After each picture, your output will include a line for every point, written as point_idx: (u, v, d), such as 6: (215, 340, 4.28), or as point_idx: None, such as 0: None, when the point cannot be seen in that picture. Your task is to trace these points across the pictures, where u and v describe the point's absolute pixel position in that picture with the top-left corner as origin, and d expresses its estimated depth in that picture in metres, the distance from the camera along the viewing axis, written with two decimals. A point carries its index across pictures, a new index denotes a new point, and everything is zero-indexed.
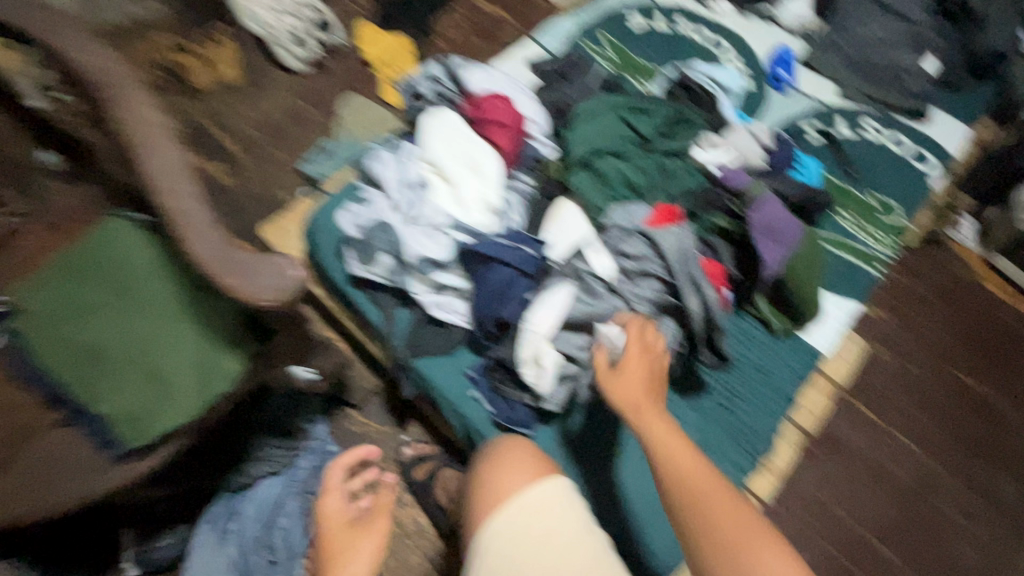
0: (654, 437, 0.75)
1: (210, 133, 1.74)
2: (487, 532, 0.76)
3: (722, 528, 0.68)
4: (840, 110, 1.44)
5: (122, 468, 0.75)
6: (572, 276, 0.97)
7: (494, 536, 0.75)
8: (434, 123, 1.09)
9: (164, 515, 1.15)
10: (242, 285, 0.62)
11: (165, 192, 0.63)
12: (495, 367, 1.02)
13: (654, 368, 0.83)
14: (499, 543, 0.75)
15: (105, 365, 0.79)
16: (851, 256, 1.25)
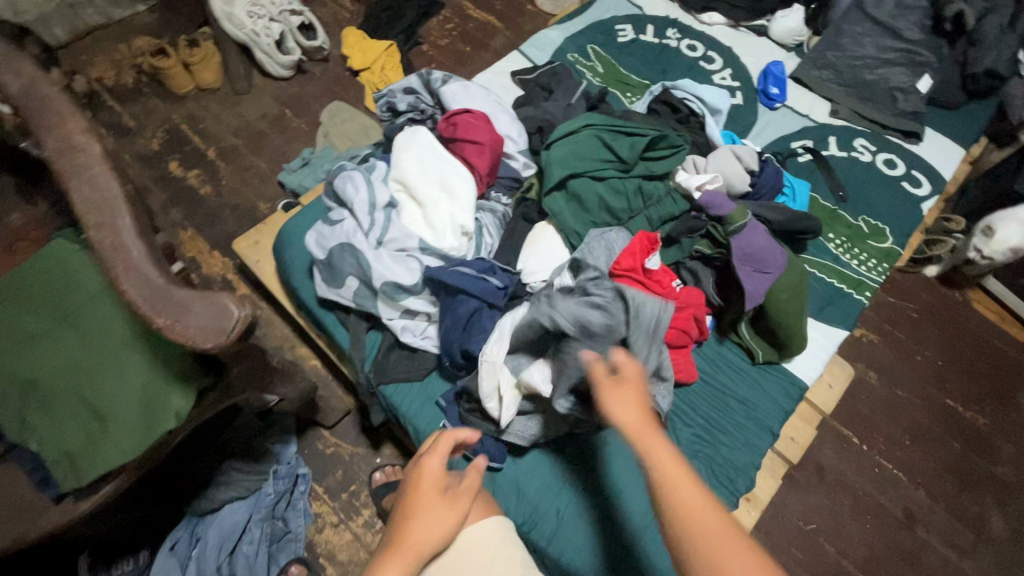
0: (660, 461, 0.62)
1: (189, 140, 1.71)
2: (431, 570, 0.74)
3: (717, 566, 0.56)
4: (832, 129, 1.41)
5: (59, 509, 0.72)
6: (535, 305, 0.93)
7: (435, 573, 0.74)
8: (407, 142, 1.05)
9: (123, 541, 1.11)
10: (175, 327, 0.58)
11: (93, 224, 0.59)
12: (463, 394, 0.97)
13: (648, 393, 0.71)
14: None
15: (42, 399, 0.75)
16: (839, 281, 1.21)
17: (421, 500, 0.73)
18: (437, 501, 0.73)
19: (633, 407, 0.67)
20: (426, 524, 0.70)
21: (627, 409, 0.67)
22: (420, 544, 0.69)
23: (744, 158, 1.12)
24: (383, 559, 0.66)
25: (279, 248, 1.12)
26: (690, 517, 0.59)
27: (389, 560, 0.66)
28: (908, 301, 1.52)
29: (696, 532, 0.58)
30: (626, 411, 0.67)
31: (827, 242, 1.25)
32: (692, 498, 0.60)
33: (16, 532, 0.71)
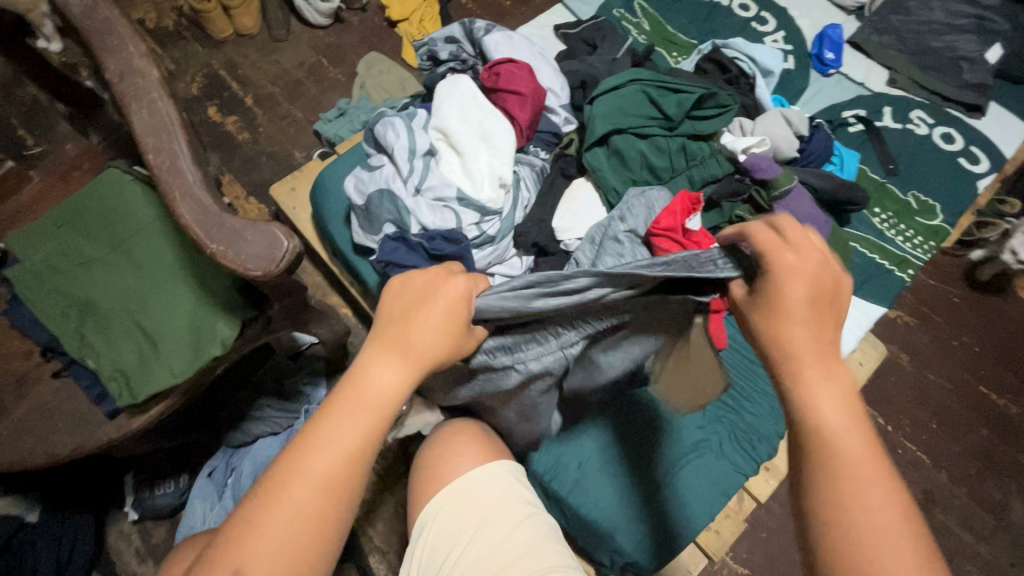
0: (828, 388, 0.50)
1: (227, 86, 1.72)
2: (425, 520, 0.73)
3: (857, 494, 0.47)
4: (887, 99, 1.34)
5: (114, 424, 0.77)
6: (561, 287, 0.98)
7: (429, 525, 0.73)
8: (449, 90, 1.04)
9: (163, 466, 1.17)
10: (228, 253, 0.59)
11: (151, 148, 0.60)
12: None
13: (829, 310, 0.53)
14: (436, 530, 0.72)
15: (100, 320, 0.79)
16: (881, 257, 1.18)
17: (418, 300, 0.60)
18: (439, 307, 0.59)
19: (808, 334, 0.51)
20: (422, 326, 0.58)
21: (795, 333, 0.51)
22: (425, 341, 0.57)
23: (793, 121, 1.08)
24: (377, 352, 0.57)
25: (316, 193, 1.13)
26: (844, 476, 0.47)
27: (383, 356, 0.57)
28: (950, 284, 1.47)
29: (848, 479, 0.47)
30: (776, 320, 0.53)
31: (872, 217, 1.21)
32: (865, 477, 0.47)
33: (75, 442, 0.75)
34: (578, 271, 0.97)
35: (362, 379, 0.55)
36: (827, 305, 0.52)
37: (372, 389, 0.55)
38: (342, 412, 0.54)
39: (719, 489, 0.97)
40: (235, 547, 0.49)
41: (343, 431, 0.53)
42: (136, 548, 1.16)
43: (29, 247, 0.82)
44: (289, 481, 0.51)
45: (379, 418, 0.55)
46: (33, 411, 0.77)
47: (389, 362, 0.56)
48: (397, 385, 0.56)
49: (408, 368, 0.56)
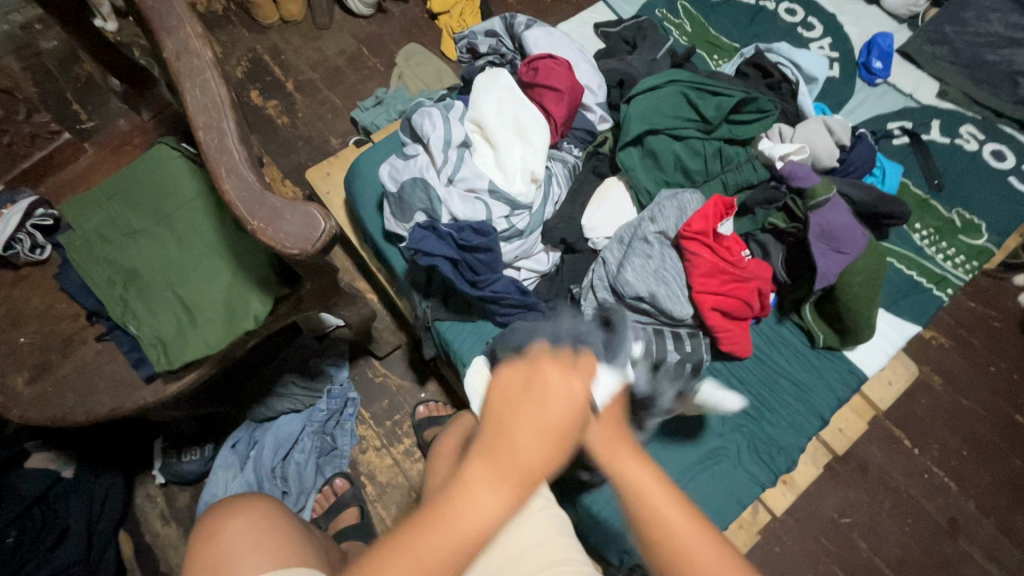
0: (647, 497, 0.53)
1: (270, 70, 1.76)
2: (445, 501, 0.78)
3: None
4: (936, 112, 1.30)
5: (150, 388, 0.80)
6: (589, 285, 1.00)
7: None
8: (487, 83, 1.05)
9: (191, 434, 1.22)
10: (268, 230, 0.61)
11: (202, 126, 0.63)
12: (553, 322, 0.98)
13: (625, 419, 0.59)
14: None
15: (142, 288, 0.83)
16: (920, 275, 1.14)
17: (529, 391, 0.52)
18: (550, 417, 0.50)
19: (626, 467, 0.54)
20: (524, 438, 0.49)
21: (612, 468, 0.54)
22: (525, 449, 0.49)
23: (835, 130, 1.05)
24: (476, 466, 0.49)
25: (350, 178, 1.16)
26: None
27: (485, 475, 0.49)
28: (990, 307, 1.42)
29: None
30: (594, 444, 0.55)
31: (912, 232, 1.17)
32: (714, 570, 0.50)
33: (114, 402, 0.80)
34: (604, 271, 0.98)
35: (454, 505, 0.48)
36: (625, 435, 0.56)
37: (461, 518, 0.48)
38: (420, 533, 0.48)
39: (734, 497, 0.96)
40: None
41: (423, 557, 0.47)
42: (160, 510, 1.21)
43: (81, 215, 0.86)
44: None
45: (463, 548, 0.48)
46: (76, 370, 0.81)
47: (491, 486, 0.48)
48: (494, 516, 0.48)
49: (505, 495, 0.48)
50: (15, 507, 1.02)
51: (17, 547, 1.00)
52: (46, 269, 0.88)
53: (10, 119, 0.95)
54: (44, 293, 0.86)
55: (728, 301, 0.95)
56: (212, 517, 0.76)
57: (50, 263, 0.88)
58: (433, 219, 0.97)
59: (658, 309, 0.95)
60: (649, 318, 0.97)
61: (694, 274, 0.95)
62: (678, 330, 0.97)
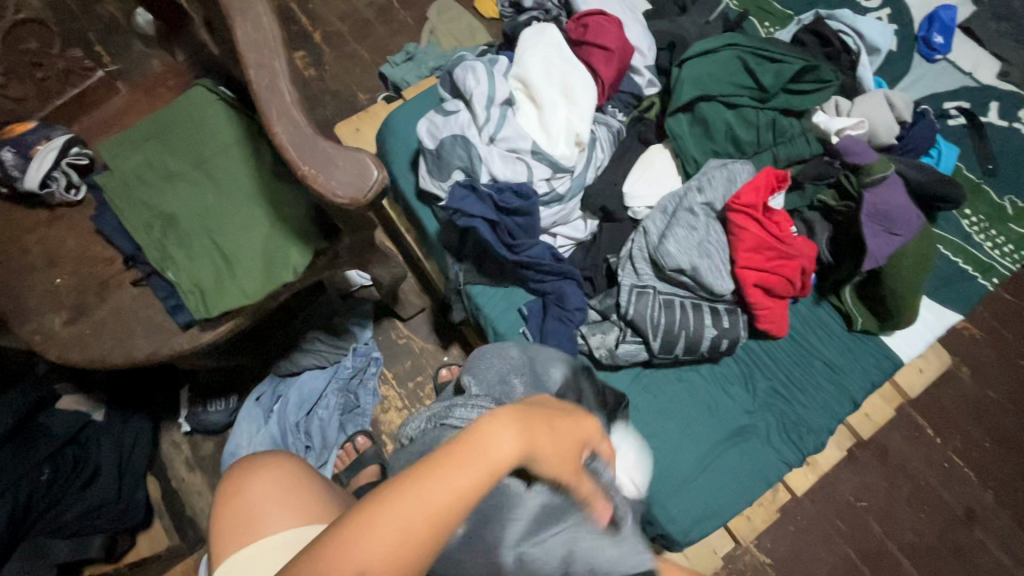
0: None
1: (296, 19, 1.71)
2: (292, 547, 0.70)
3: None
4: (995, 92, 1.24)
5: (187, 335, 0.80)
6: (625, 257, 0.97)
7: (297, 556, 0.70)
8: (535, 37, 1.00)
9: (216, 385, 1.23)
10: (320, 176, 0.60)
11: (253, 64, 0.60)
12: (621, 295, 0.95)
13: (498, 452, 0.47)
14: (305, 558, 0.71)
15: (178, 234, 0.81)
16: (966, 262, 1.11)
17: (475, 445, 0.47)
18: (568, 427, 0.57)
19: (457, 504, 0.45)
20: (486, 440, 0.47)
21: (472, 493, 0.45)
22: (486, 458, 0.47)
23: (896, 105, 1.00)
24: (497, 415, 0.50)
25: (384, 133, 1.12)
26: None
27: (508, 418, 0.50)
28: None
29: None
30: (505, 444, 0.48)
31: (961, 218, 1.13)
32: None
33: (150, 347, 0.80)
34: (645, 241, 0.96)
35: (479, 435, 0.48)
36: (472, 450, 0.47)
37: (486, 449, 0.47)
38: (375, 527, 0.42)
39: (761, 475, 0.95)
40: (335, 539, 0.42)
41: (465, 491, 0.45)
42: (185, 457, 1.23)
43: (117, 155, 0.84)
44: (396, 502, 0.43)
45: (480, 489, 0.46)
46: (112, 313, 0.81)
47: (514, 422, 0.50)
48: (450, 501, 0.44)
49: (527, 437, 0.50)
50: (47, 447, 1.03)
51: (49, 486, 1.02)
52: (82, 211, 0.87)
53: (43, 51, 0.89)
54: (80, 235, 0.85)
55: (772, 278, 0.93)
56: (241, 470, 0.78)
57: (86, 204, 0.87)
58: (472, 179, 0.94)
59: (699, 283, 0.93)
60: (687, 292, 0.96)
61: (738, 248, 0.93)
62: (716, 306, 0.96)
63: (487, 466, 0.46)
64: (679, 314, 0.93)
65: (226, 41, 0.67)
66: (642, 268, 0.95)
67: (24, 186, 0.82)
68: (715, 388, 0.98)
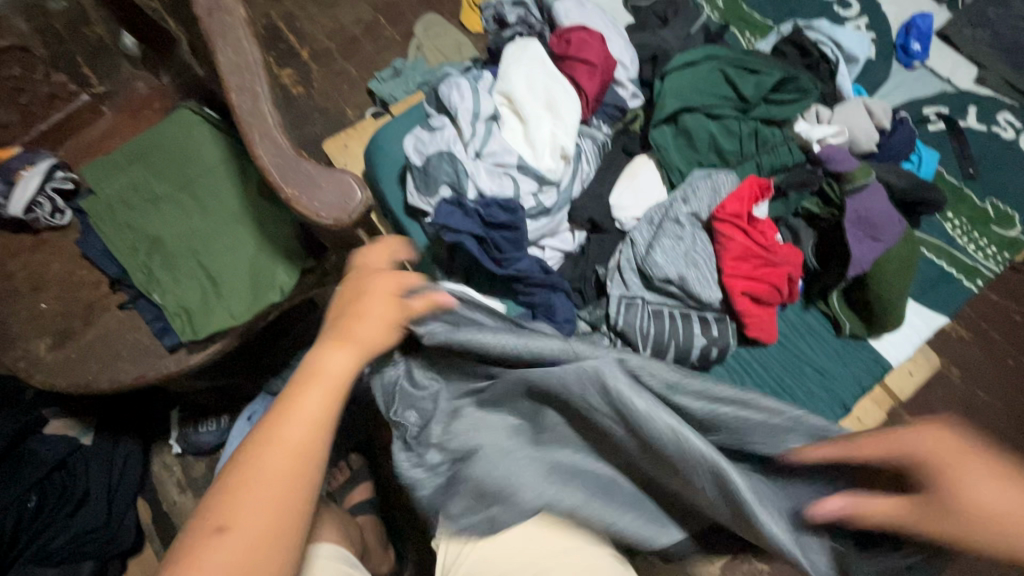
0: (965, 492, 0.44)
1: (284, 38, 1.72)
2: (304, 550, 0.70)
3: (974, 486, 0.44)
4: (973, 97, 1.26)
5: (175, 357, 0.80)
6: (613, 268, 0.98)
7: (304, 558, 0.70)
8: (518, 53, 1.02)
9: (207, 406, 1.21)
10: (303, 198, 0.60)
11: (234, 87, 0.60)
12: (610, 309, 0.95)
13: (329, 370, 0.55)
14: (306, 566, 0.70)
15: (165, 256, 0.81)
16: (950, 265, 1.12)
17: (305, 381, 0.55)
18: (390, 301, 0.59)
19: (316, 418, 0.53)
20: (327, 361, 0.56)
21: (319, 409, 0.53)
22: (337, 364, 0.56)
23: (876, 112, 1.02)
24: (325, 342, 0.57)
25: (372, 149, 1.13)
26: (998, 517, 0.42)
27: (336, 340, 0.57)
28: (1012, 300, 1.41)
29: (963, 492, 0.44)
30: (332, 356, 0.56)
31: (944, 222, 1.15)
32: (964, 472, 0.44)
33: (137, 371, 0.79)
34: (633, 252, 0.96)
35: (314, 363, 0.56)
36: (308, 382, 0.55)
37: (323, 373, 0.55)
38: (252, 468, 0.50)
39: None
40: (221, 503, 0.49)
41: (321, 414, 0.53)
42: (176, 479, 1.21)
43: (103, 179, 0.84)
44: (264, 450, 0.50)
45: (330, 406, 0.54)
46: (98, 337, 0.80)
47: (342, 343, 0.56)
48: (312, 415, 0.53)
49: (354, 346, 0.57)
50: (33, 474, 1.02)
51: (36, 513, 1.01)
52: (67, 234, 0.86)
53: (27, 77, 0.90)
54: (65, 259, 0.85)
55: (759, 286, 0.93)
56: None
57: (71, 228, 0.87)
58: (459, 194, 0.94)
59: (688, 292, 0.94)
60: (676, 302, 0.96)
61: (724, 257, 0.93)
62: (704, 315, 0.96)
63: (319, 380, 0.55)
64: (670, 325, 0.93)
65: (209, 64, 0.68)
66: (630, 279, 0.96)
67: (8, 211, 0.82)
68: None
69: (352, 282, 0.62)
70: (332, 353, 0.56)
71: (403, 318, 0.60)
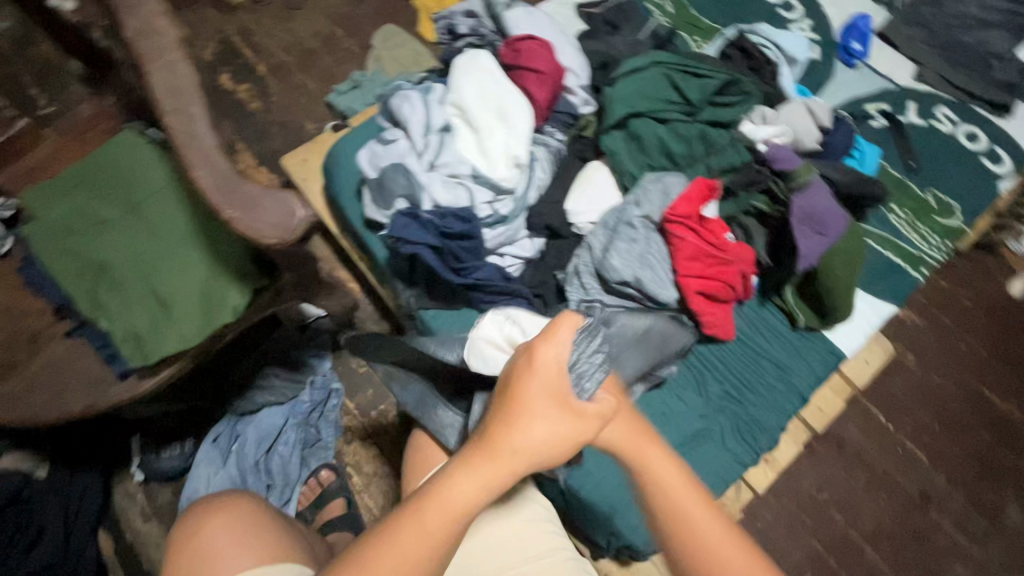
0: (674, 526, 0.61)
1: (239, 53, 1.70)
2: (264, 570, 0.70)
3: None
4: (913, 93, 1.31)
5: (125, 385, 0.78)
6: (570, 274, 0.98)
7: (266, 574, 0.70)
8: (468, 64, 1.03)
9: (169, 430, 1.19)
10: (244, 219, 0.59)
11: (170, 109, 0.60)
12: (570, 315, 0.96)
13: (453, 499, 0.57)
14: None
15: (109, 282, 0.79)
16: (896, 255, 1.16)
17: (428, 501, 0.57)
18: (551, 416, 0.58)
19: (433, 542, 0.56)
20: (455, 485, 0.57)
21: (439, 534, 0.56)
22: (457, 497, 0.57)
23: (817, 112, 1.06)
24: (463, 459, 0.59)
25: (329, 163, 1.12)
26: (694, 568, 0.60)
27: (476, 463, 0.58)
28: (960, 286, 1.47)
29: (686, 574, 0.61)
30: (460, 479, 0.57)
31: (889, 214, 1.19)
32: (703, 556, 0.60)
33: (87, 400, 0.77)
34: (590, 256, 0.98)
35: (441, 487, 0.57)
36: (430, 506, 0.57)
37: (454, 495, 0.57)
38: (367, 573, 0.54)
39: (719, 479, 0.98)
40: None
41: (423, 543, 0.56)
42: (141, 507, 1.18)
43: (43, 205, 0.82)
44: (381, 551, 0.55)
45: (453, 525, 0.57)
46: (44, 367, 0.78)
47: (475, 467, 0.58)
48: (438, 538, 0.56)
49: (485, 477, 0.58)
50: None
51: None
52: (9, 263, 0.84)
53: None
54: (8, 288, 0.82)
55: (714, 285, 0.96)
56: (191, 517, 0.76)
57: (12, 256, 0.85)
58: (414, 206, 0.94)
59: (645, 294, 0.95)
60: (635, 303, 0.98)
61: (678, 257, 0.95)
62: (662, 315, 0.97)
63: (448, 506, 0.57)
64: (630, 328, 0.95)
65: None
66: (588, 285, 0.96)
67: None
68: (669, 396, 1.00)
69: (515, 380, 0.61)
70: (463, 476, 0.57)
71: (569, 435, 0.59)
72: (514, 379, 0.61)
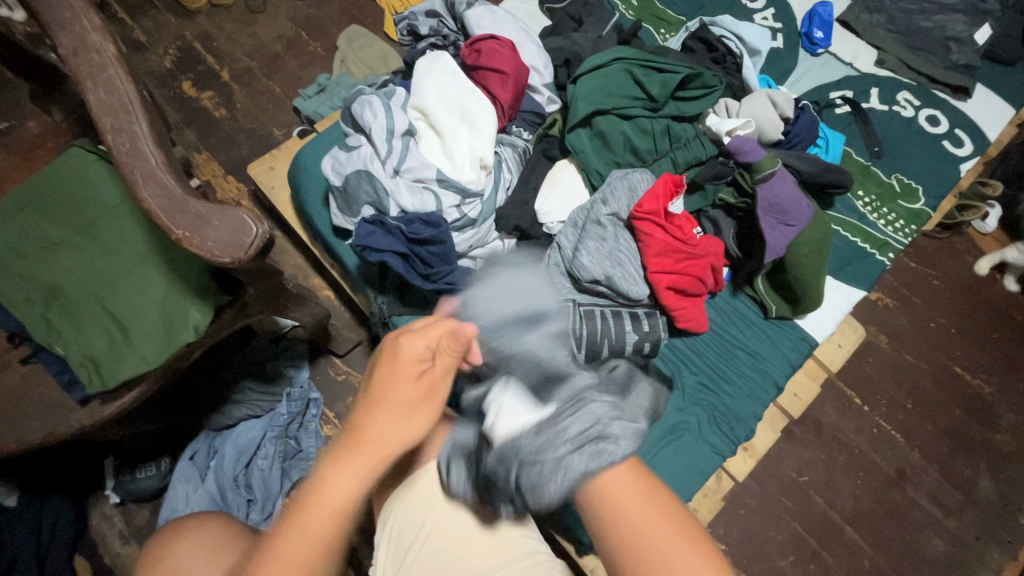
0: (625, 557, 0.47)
1: (200, 59, 1.66)
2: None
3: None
4: (874, 79, 1.32)
5: (87, 410, 0.76)
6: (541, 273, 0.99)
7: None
8: (429, 67, 1.02)
9: (143, 450, 1.17)
10: (194, 238, 0.57)
11: (110, 128, 0.59)
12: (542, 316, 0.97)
13: (325, 501, 0.47)
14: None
15: (64, 305, 0.77)
16: (863, 241, 1.18)
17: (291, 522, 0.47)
18: (405, 374, 0.53)
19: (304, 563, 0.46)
20: (318, 489, 0.47)
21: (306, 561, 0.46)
22: (334, 492, 0.47)
23: (779, 103, 1.07)
24: (331, 461, 0.49)
25: (294, 171, 1.10)
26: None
27: (336, 461, 0.48)
28: (929, 266, 1.50)
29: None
30: (331, 479, 0.48)
31: (855, 200, 1.21)
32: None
33: (46, 428, 0.75)
34: (561, 256, 0.98)
35: (310, 494, 0.48)
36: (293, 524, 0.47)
37: (323, 504, 0.47)
38: None
39: (698, 470, 0.98)
40: None
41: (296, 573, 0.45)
42: (119, 530, 1.16)
43: None
44: None
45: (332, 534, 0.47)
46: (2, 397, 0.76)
47: (341, 466, 0.48)
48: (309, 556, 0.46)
49: (360, 469, 0.49)
50: None
51: None
52: None
53: None
54: None
55: (684, 279, 0.96)
56: (159, 540, 0.74)
57: None
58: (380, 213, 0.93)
59: (615, 292, 0.95)
60: (607, 300, 0.98)
61: (648, 253, 0.96)
62: (636, 311, 0.98)
63: (316, 513, 0.47)
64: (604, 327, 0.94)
65: None
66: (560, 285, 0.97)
67: None
68: None
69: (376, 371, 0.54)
70: (327, 478, 0.48)
71: (426, 371, 0.54)
72: (373, 368, 0.54)
